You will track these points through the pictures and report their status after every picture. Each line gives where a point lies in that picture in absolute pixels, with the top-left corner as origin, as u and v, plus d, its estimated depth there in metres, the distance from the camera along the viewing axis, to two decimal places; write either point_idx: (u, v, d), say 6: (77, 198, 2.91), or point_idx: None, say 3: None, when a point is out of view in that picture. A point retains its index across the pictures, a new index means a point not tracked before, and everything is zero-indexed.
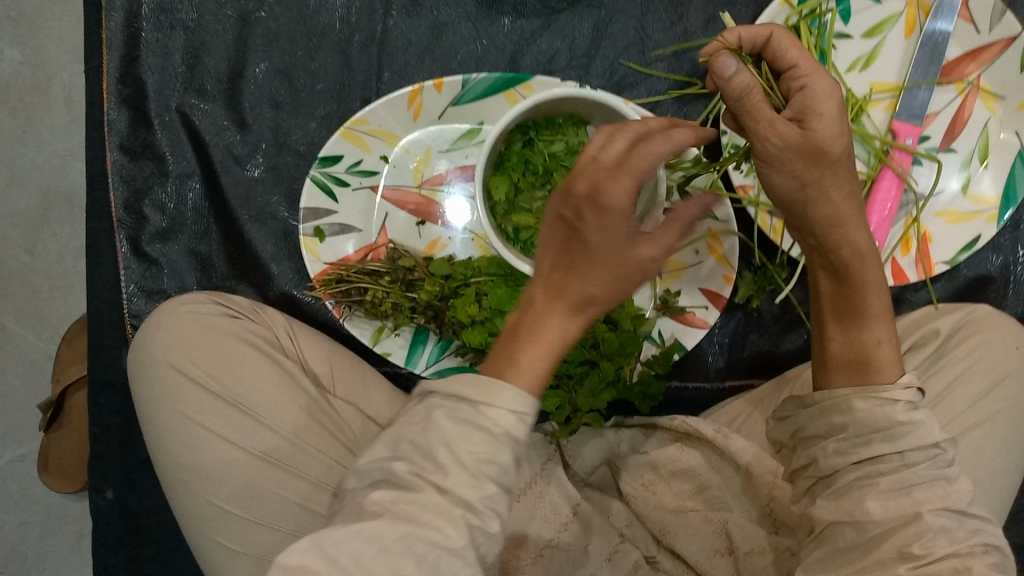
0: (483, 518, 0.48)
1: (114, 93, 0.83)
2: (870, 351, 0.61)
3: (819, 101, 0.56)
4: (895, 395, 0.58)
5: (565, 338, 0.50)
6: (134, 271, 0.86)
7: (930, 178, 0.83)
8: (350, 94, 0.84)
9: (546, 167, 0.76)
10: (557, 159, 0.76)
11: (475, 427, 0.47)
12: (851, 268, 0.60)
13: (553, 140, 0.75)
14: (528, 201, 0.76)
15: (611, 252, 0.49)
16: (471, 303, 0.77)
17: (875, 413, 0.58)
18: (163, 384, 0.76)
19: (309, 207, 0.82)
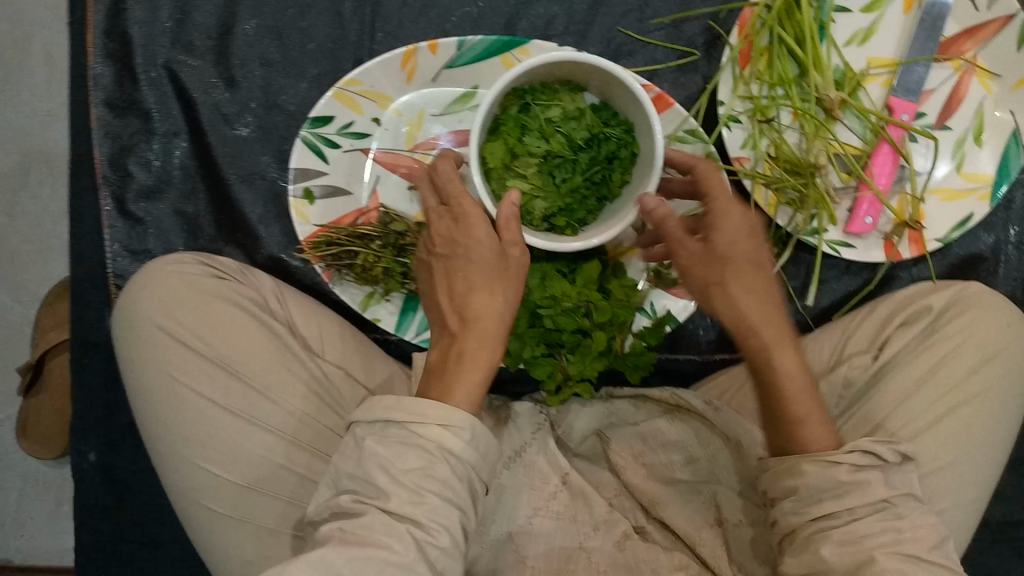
0: (431, 532, 0.53)
1: (99, 47, 0.81)
2: (808, 409, 0.62)
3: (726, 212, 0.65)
4: (842, 458, 0.60)
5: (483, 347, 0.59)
6: (119, 231, 0.84)
7: (927, 156, 0.83)
8: (343, 55, 0.82)
9: (539, 132, 0.71)
10: (552, 125, 0.71)
11: (411, 446, 0.55)
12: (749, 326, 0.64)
13: (547, 105, 0.71)
14: (521, 166, 0.71)
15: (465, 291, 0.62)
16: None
17: (823, 476, 0.60)
18: (149, 344, 0.75)
19: (300, 169, 0.80)
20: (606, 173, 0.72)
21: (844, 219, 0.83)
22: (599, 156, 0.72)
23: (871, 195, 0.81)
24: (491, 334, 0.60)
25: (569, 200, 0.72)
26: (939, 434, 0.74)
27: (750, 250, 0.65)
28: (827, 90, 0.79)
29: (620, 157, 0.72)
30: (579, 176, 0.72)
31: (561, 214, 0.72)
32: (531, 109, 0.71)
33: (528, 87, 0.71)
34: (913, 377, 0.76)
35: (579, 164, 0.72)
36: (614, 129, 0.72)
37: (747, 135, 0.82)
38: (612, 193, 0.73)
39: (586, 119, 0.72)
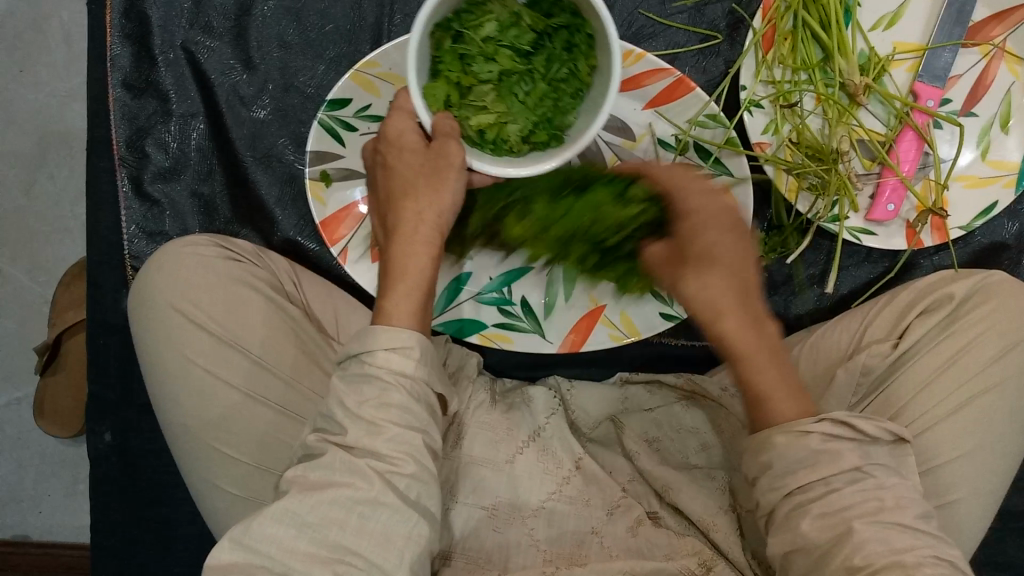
0: (393, 461, 0.57)
1: (117, 28, 0.81)
2: (772, 391, 0.63)
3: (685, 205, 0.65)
4: (809, 428, 0.60)
5: (424, 261, 0.62)
6: (136, 212, 0.84)
7: (951, 143, 0.82)
8: (361, 37, 0.81)
9: (482, 56, 0.60)
10: (491, 43, 0.60)
11: (367, 378, 0.58)
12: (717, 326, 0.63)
13: (479, 24, 0.59)
14: (477, 98, 0.61)
15: (399, 198, 0.64)
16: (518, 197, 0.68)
17: (793, 446, 0.61)
18: (165, 325, 0.75)
19: (317, 151, 0.80)
20: (571, 66, 0.60)
21: (866, 206, 0.83)
22: (556, 51, 0.61)
23: (895, 181, 0.80)
24: (417, 239, 0.62)
25: (544, 114, 0.61)
26: (959, 425, 0.74)
27: (711, 243, 0.63)
28: (852, 75, 0.78)
29: (579, 45, 0.60)
30: (543, 82, 0.61)
31: (541, 128, 0.62)
32: (464, 37, 0.60)
33: (450, 12, 0.60)
34: (933, 366, 0.75)
35: (537, 72, 0.61)
36: (559, 19, 0.60)
37: (769, 120, 0.81)
38: (587, 86, 0.61)
39: (526, 22, 0.60)
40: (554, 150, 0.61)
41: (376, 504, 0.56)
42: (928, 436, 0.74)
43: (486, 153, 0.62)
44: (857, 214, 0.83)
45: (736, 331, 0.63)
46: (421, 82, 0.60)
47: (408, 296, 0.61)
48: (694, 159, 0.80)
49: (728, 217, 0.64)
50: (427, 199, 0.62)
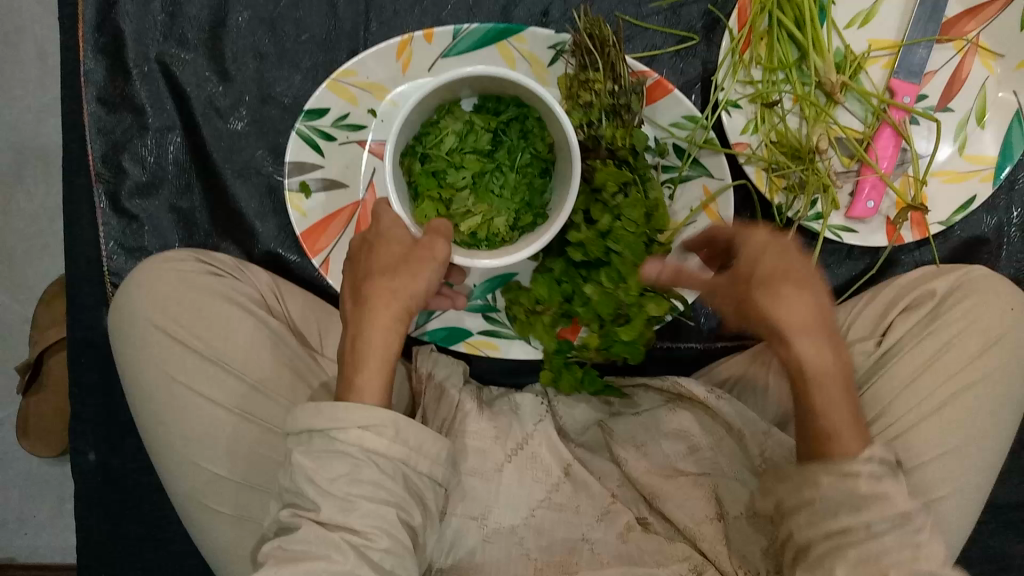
0: (369, 537, 0.56)
1: (90, 42, 0.80)
2: (839, 425, 0.61)
3: (763, 255, 0.62)
4: (859, 467, 0.58)
5: (388, 344, 0.64)
6: (114, 228, 0.82)
7: (929, 138, 0.82)
8: (337, 46, 0.81)
9: (452, 167, 0.76)
10: (456, 153, 0.76)
11: (335, 455, 0.58)
12: (797, 362, 0.62)
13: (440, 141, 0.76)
14: (460, 205, 0.76)
15: (373, 278, 0.66)
16: (616, 180, 0.72)
17: (837, 486, 0.59)
18: (146, 344, 0.74)
19: (295, 162, 0.79)
20: (531, 150, 0.77)
21: (846, 203, 0.83)
22: (515, 141, 0.77)
23: (874, 178, 0.80)
24: (386, 316, 0.64)
25: (521, 199, 0.77)
26: (945, 420, 0.74)
27: (780, 268, 0.61)
28: (828, 73, 0.78)
29: (532, 130, 0.76)
30: (512, 172, 0.77)
31: (524, 212, 0.77)
32: (430, 156, 0.76)
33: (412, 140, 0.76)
34: (917, 363, 0.75)
35: (504, 165, 0.77)
36: (509, 111, 0.77)
37: (748, 120, 0.81)
38: (550, 163, 0.78)
39: (480, 125, 0.76)
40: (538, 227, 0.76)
41: None
42: (916, 431, 0.73)
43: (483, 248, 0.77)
44: (837, 211, 0.83)
45: (809, 364, 0.61)
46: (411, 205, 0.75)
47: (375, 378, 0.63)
48: (674, 161, 0.80)
49: (795, 257, 0.62)
50: (403, 282, 0.65)
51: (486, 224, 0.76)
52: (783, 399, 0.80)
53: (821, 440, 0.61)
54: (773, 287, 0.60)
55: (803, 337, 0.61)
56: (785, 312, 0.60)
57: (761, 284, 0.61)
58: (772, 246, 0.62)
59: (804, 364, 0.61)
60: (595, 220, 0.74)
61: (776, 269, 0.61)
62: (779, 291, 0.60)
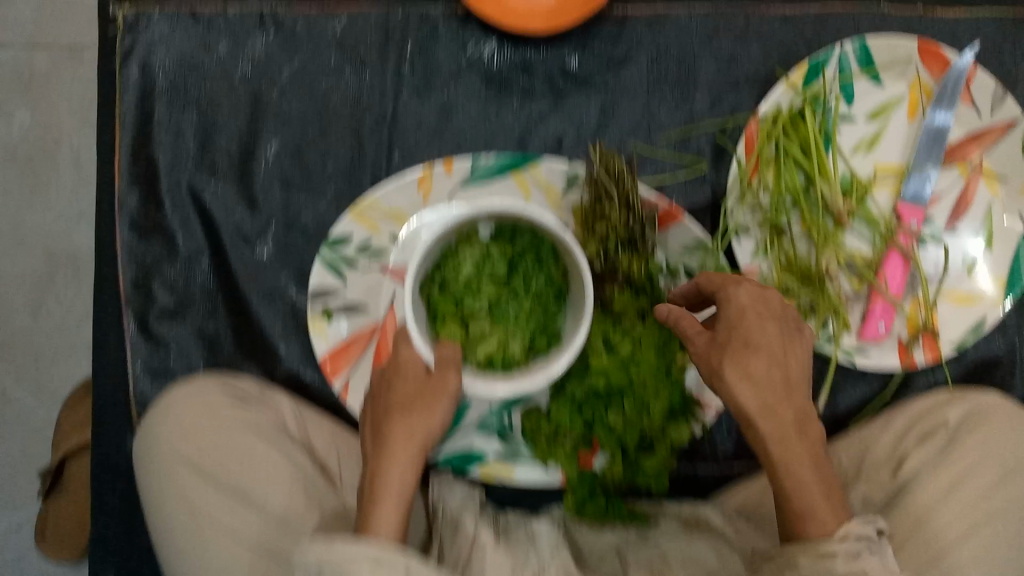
0: None
1: (125, 172, 0.83)
2: (813, 502, 0.59)
3: (745, 311, 0.64)
4: (835, 547, 0.58)
5: (407, 473, 0.69)
6: (141, 350, 0.85)
7: (937, 260, 0.84)
8: (361, 174, 0.84)
9: (469, 293, 0.78)
10: (472, 280, 0.78)
11: None
12: (765, 441, 0.61)
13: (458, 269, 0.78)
14: (478, 331, 0.77)
15: (393, 412, 0.72)
16: (636, 308, 0.78)
17: (815, 565, 0.57)
18: (172, 475, 0.76)
19: (318, 288, 0.83)
20: (545, 274, 0.79)
21: (857, 324, 0.84)
22: (529, 267, 0.79)
23: (884, 302, 0.82)
24: (405, 448, 0.70)
25: (535, 324, 0.79)
26: (970, 549, 0.73)
27: (750, 334, 0.63)
28: (835, 200, 0.81)
29: (546, 258, 0.79)
30: (527, 299, 0.79)
31: (538, 337, 0.78)
32: (448, 284, 0.78)
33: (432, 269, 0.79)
34: (940, 489, 0.75)
35: (518, 292, 0.79)
36: (522, 239, 0.79)
37: (758, 244, 0.83)
38: (562, 287, 0.79)
39: (496, 254, 0.79)
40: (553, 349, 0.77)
41: None
42: (938, 561, 0.72)
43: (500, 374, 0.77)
44: (850, 334, 0.83)
45: (790, 446, 0.60)
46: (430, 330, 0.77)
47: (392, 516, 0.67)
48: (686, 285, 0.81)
49: (778, 322, 0.65)
50: (421, 416, 0.71)
51: (503, 349, 0.77)
52: None
53: (793, 532, 0.60)
54: (749, 343, 0.63)
55: (776, 407, 0.61)
56: (758, 387, 0.61)
57: (737, 349, 0.62)
58: (748, 312, 0.64)
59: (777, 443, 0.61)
60: (614, 346, 0.77)
61: (763, 323, 0.64)
62: (755, 346, 0.62)
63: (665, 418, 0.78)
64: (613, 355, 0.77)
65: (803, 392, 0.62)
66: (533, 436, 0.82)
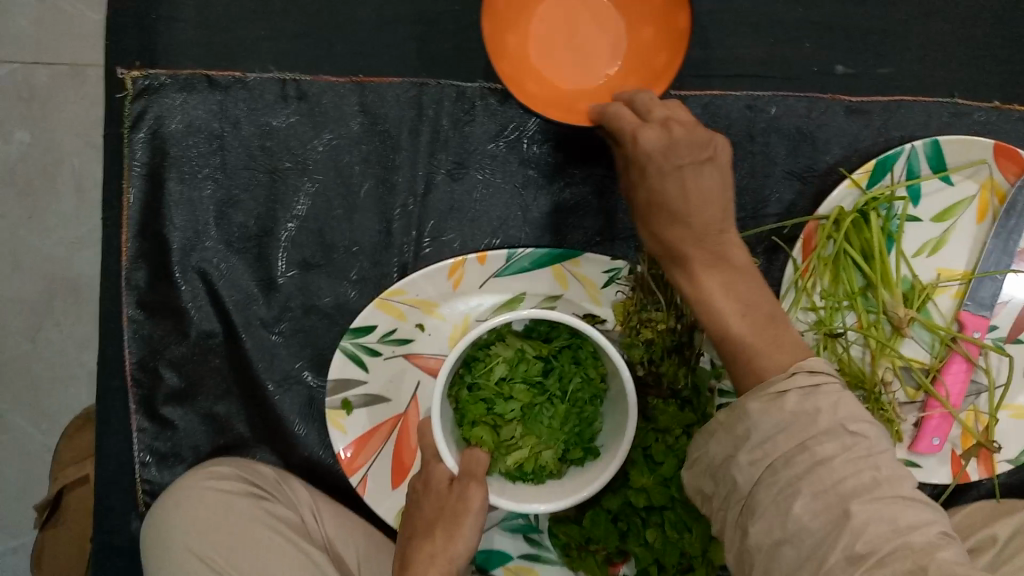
0: None
1: (133, 250, 0.78)
2: (746, 342, 0.54)
3: (661, 179, 0.56)
4: (786, 384, 0.52)
5: None
6: (147, 434, 0.80)
7: (1001, 371, 0.79)
8: (388, 258, 0.78)
9: (500, 396, 0.71)
10: (505, 383, 0.71)
11: None
12: (705, 272, 0.56)
13: (489, 370, 0.71)
14: (509, 438, 0.70)
15: (422, 533, 0.69)
16: (680, 422, 0.72)
17: (768, 412, 0.52)
18: (184, 571, 0.74)
19: (337, 379, 0.77)
20: (583, 375, 0.71)
21: (909, 436, 0.79)
22: (566, 366, 0.71)
23: (940, 414, 0.77)
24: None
25: (571, 429, 0.71)
26: None
27: (693, 189, 0.56)
28: (896, 308, 0.75)
29: (584, 357, 0.71)
30: (563, 403, 0.71)
31: (574, 445, 0.70)
32: (478, 385, 0.71)
33: (462, 369, 0.71)
34: None
35: (555, 396, 0.71)
36: (560, 340, 0.72)
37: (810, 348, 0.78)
38: (601, 389, 0.71)
39: (530, 353, 0.71)
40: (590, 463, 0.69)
41: None
42: None
43: (530, 484, 0.70)
44: (901, 445, 0.78)
45: (722, 262, 0.56)
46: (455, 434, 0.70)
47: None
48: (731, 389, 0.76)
49: (710, 154, 0.57)
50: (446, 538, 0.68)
51: (538, 459, 0.70)
52: None
53: (740, 358, 0.55)
54: (665, 202, 0.57)
55: (734, 283, 0.56)
56: (698, 183, 0.56)
57: (670, 213, 0.56)
58: (673, 118, 0.57)
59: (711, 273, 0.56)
60: (657, 460, 0.72)
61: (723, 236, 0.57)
62: (687, 210, 0.56)
63: (708, 537, 0.71)
64: (654, 469, 0.72)
65: (720, 224, 0.57)
66: (565, 548, 0.77)
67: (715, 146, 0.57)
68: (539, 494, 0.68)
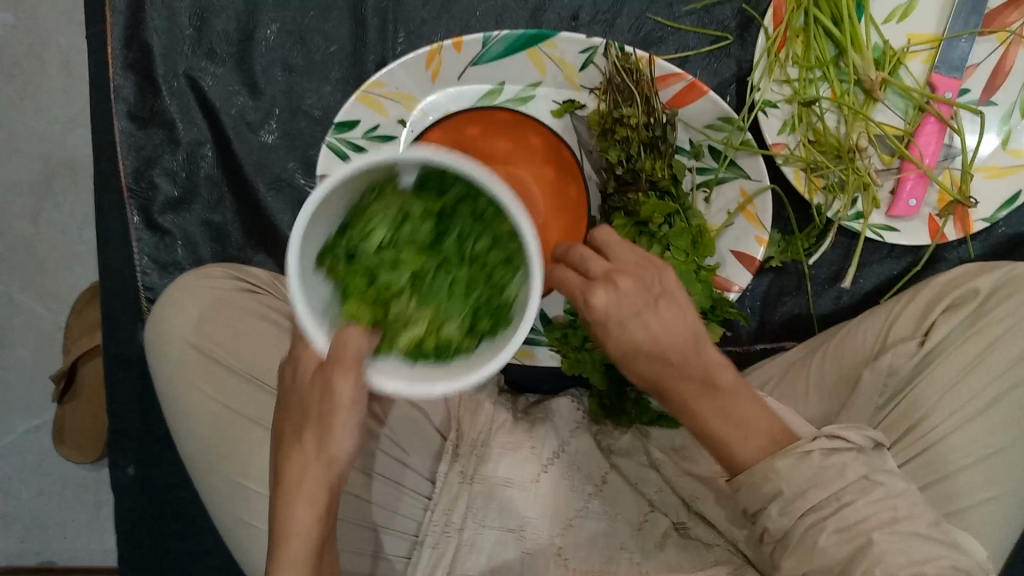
0: None
1: (119, 58, 0.79)
2: (732, 442, 0.56)
3: (647, 325, 0.55)
4: (810, 447, 0.54)
5: (317, 519, 0.58)
6: (147, 243, 0.83)
7: (975, 132, 0.79)
8: (365, 56, 0.80)
9: (384, 265, 0.51)
10: (387, 248, 0.51)
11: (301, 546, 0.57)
12: (696, 408, 0.56)
13: (367, 234, 0.51)
14: (401, 316, 0.51)
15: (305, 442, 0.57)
16: (662, 211, 0.73)
17: (795, 474, 0.53)
18: (181, 365, 0.74)
19: (327, 175, 0.78)
20: (490, 234, 0.51)
21: (887, 202, 0.81)
22: (465, 224, 0.51)
23: (916, 173, 0.78)
24: (306, 499, 0.57)
25: (479, 297, 0.52)
26: (989, 422, 0.71)
27: (653, 331, 0.55)
28: (867, 70, 0.76)
29: (501, 229, 0.51)
30: (467, 274, 0.52)
31: (485, 316, 0.51)
32: (355, 254, 0.51)
33: (331, 235, 0.51)
34: (960, 365, 0.72)
35: (450, 259, 0.52)
36: (455, 188, 0.50)
37: (785, 120, 0.79)
38: (512, 244, 0.51)
39: (416, 211, 0.51)
40: (501, 336, 0.51)
41: None
42: (961, 435, 0.71)
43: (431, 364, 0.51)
44: (878, 211, 0.81)
45: (715, 396, 0.56)
46: (334, 313, 0.51)
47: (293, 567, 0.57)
48: (711, 163, 0.79)
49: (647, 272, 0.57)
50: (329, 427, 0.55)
51: (440, 334, 0.51)
52: (825, 401, 0.77)
53: (700, 444, 0.57)
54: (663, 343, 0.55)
55: (711, 385, 0.56)
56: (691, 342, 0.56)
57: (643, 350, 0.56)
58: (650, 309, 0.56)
59: (715, 401, 0.56)
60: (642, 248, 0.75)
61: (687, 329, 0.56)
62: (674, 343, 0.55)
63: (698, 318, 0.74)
64: None
65: (682, 325, 0.56)
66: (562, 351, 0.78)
67: (648, 270, 0.57)
68: (438, 372, 0.50)
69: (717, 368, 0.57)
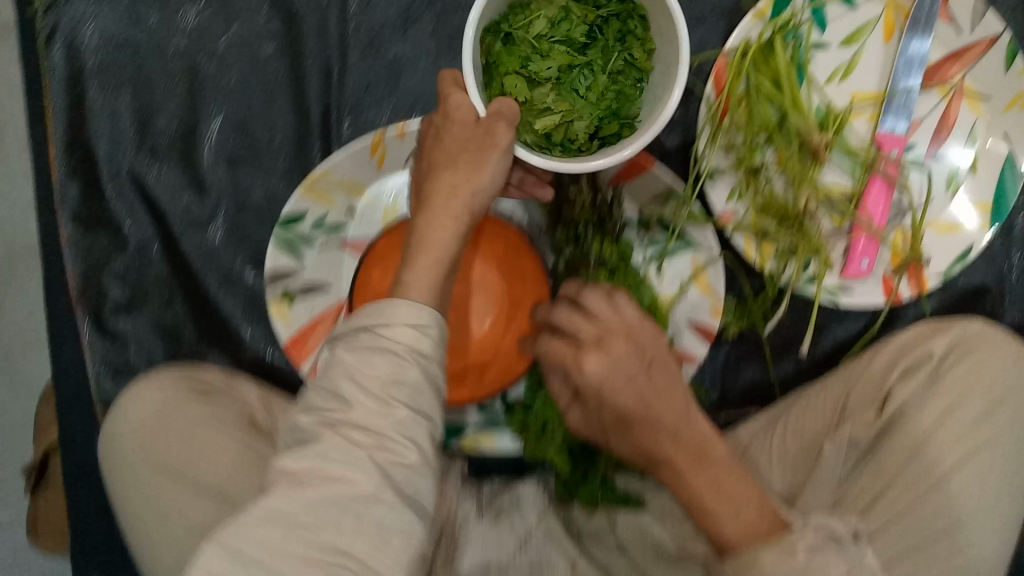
0: (398, 447, 0.50)
1: (61, 163, 0.78)
2: (720, 509, 0.56)
3: (631, 385, 0.59)
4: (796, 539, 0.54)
5: (444, 268, 0.54)
6: (98, 349, 0.80)
7: (921, 191, 0.80)
8: (310, 144, 0.80)
9: (536, 54, 0.58)
10: (543, 40, 0.58)
11: (378, 351, 0.50)
12: (683, 471, 0.57)
13: (530, 22, 0.58)
14: (538, 100, 0.58)
15: (452, 196, 0.55)
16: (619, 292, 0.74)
17: (781, 562, 0.53)
18: (135, 477, 0.73)
19: (273, 270, 0.77)
20: (626, 54, 0.59)
21: (840, 263, 0.80)
22: (609, 44, 0.59)
23: (866, 237, 0.78)
24: (435, 247, 0.53)
25: (608, 105, 0.59)
26: (952, 488, 0.70)
27: (641, 398, 0.58)
28: (810, 134, 0.76)
29: (633, 30, 0.59)
30: (603, 75, 0.59)
31: (612, 121, 0.59)
32: (514, 37, 0.58)
33: (495, 18, 0.58)
34: (921, 429, 0.72)
35: (596, 64, 0.59)
36: (608, 6, 0.59)
37: (732, 188, 0.80)
38: (643, 70, 0.59)
39: (576, 15, 0.58)
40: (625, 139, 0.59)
41: (375, 501, 0.49)
42: (924, 502, 0.70)
43: (557, 155, 0.59)
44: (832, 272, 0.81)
45: (705, 457, 0.57)
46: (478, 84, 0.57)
47: (427, 273, 0.53)
48: (659, 236, 0.79)
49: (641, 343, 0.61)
50: (451, 169, 0.55)
51: (569, 123, 0.59)
52: (790, 473, 0.76)
53: (694, 509, 0.57)
54: (652, 405, 0.58)
55: (702, 457, 0.57)
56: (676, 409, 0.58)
57: (631, 413, 0.58)
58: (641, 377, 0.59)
59: (699, 462, 0.57)
60: None
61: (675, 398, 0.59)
62: (657, 403, 0.58)
63: None
64: None
65: (673, 393, 0.59)
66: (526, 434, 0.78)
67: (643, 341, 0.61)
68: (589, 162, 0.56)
69: (704, 436, 0.58)
